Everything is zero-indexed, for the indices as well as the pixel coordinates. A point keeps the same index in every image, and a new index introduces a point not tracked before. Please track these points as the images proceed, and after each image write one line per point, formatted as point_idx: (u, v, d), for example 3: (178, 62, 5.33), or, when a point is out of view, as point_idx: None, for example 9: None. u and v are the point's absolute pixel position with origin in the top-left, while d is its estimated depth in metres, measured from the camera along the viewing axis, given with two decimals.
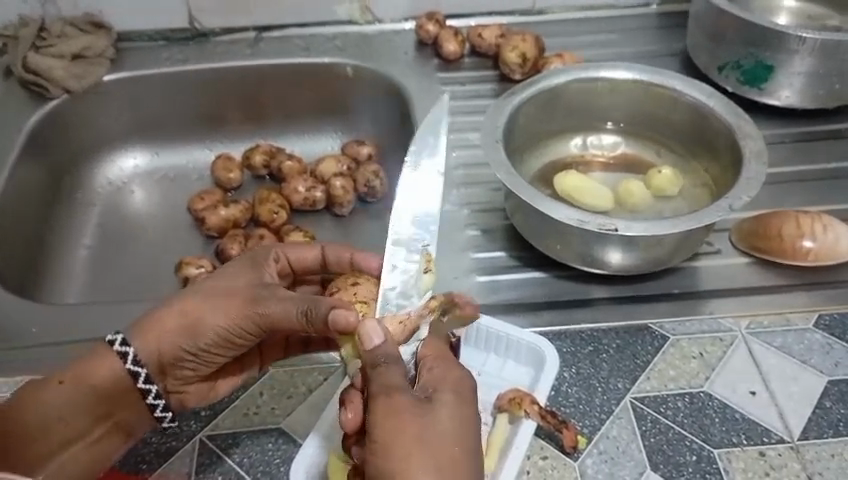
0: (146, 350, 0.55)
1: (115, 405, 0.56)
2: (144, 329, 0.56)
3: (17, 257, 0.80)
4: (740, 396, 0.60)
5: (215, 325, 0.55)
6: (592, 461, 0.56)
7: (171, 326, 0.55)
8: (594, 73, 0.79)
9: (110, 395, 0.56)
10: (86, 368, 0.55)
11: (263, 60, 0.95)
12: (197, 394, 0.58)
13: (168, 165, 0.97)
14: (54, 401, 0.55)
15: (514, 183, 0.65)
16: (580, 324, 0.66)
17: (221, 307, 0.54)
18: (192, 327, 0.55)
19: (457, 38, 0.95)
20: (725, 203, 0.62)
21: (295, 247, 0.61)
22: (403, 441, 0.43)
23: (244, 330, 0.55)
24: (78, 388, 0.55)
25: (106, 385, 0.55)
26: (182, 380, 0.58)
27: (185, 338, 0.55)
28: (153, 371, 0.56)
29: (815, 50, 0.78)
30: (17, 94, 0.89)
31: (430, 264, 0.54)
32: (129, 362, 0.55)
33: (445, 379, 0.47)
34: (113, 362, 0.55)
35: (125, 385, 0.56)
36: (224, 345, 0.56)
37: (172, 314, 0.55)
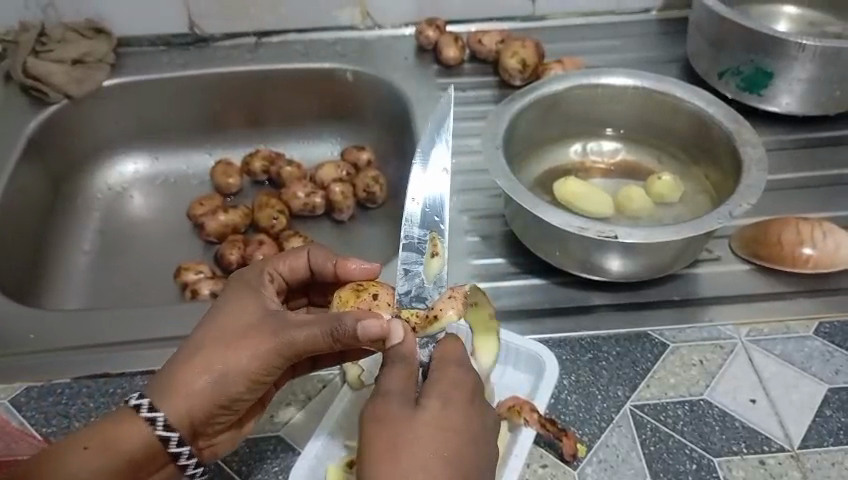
0: (177, 417, 0.51)
1: (145, 469, 0.52)
2: (166, 391, 0.51)
3: (17, 263, 0.80)
4: (740, 404, 0.60)
5: (244, 371, 0.50)
6: (592, 469, 0.56)
7: (195, 383, 0.51)
8: (594, 79, 0.79)
9: (140, 462, 0.51)
10: (115, 434, 0.51)
11: (263, 66, 0.95)
12: (229, 442, 0.55)
13: (168, 170, 0.97)
14: (81, 470, 0.50)
15: (513, 189, 0.65)
16: (580, 331, 0.66)
17: (241, 350, 0.50)
18: (219, 383, 0.51)
19: (457, 43, 0.95)
20: (724, 210, 0.62)
21: (284, 258, 0.58)
22: (381, 447, 0.43)
23: (273, 368, 0.51)
24: (103, 456, 0.51)
25: (136, 453, 0.51)
26: (214, 433, 0.54)
27: (214, 393, 0.51)
28: (186, 435, 0.52)
29: (816, 57, 0.78)
30: (17, 99, 0.89)
31: (438, 248, 0.52)
32: (159, 428, 0.51)
33: (445, 385, 0.47)
34: (140, 428, 0.51)
35: (155, 448, 0.51)
36: (252, 389, 0.52)
37: (197, 369, 0.51)
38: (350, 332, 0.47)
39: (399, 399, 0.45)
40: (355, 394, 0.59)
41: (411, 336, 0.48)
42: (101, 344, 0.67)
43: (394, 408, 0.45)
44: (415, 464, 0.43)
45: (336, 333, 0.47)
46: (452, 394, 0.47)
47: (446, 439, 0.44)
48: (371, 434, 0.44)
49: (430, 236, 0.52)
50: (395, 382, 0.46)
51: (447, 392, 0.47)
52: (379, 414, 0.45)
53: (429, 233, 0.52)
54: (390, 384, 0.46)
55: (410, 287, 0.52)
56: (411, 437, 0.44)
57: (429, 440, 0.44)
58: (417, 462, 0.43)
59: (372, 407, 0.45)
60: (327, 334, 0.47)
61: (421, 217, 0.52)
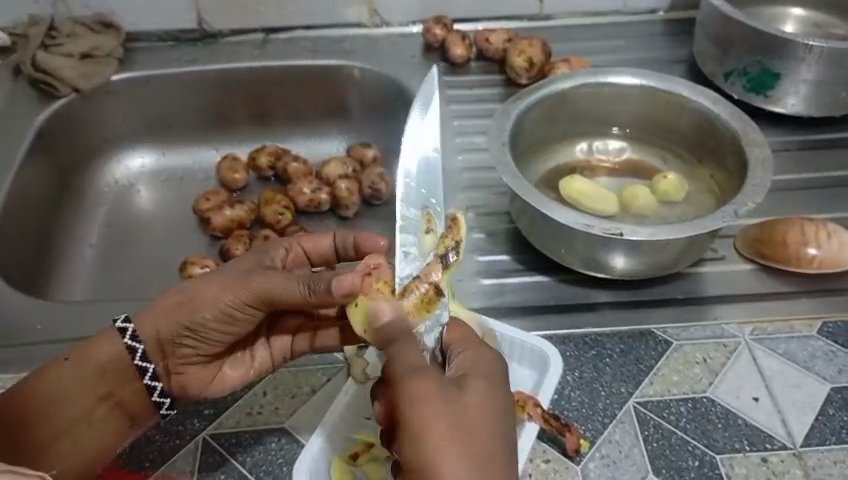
0: (147, 328, 0.56)
1: (116, 384, 0.57)
2: (147, 309, 0.56)
3: (24, 255, 0.80)
4: (743, 402, 0.60)
5: (216, 302, 0.55)
6: (594, 465, 0.56)
7: (171, 300, 0.56)
8: (601, 78, 0.79)
9: (110, 373, 0.56)
10: (88, 345, 0.56)
11: (271, 62, 0.95)
12: (201, 380, 0.59)
13: (175, 165, 0.98)
14: (59, 378, 0.55)
15: (518, 186, 0.66)
16: (584, 328, 0.66)
17: (222, 285, 0.55)
18: (194, 306, 0.55)
19: (464, 42, 0.95)
20: (729, 209, 0.62)
21: (311, 239, 0.61)
22: (433, 428, 0.42)
23: (247, 307, 0.56)
24: (80, 368, 0.56)
25: (106, 362, 0.56)
26: (185, 362, 0.58)
27: (182, 314, 0.55)
28: (153, 349, 0.56)
29: (822, 58, 0.78)
30: (26, 93, 0.89)
31: (433, 225, 0.52)
32: (127, 337, 0.56)
33: (477, 365, 0.47)
34: (113, 341, 0.56)
35: (123, 360, 0.56)
36: (226, 326, 0.57)
37: (175, 293, 0.56)
38: (323, 289, 0.51)
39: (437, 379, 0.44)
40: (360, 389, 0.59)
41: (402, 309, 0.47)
42: None
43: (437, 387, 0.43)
44: (471, 445, 0.42)
45: (311, 289, 0.52)
46: (489, 374, 0.46)
47: (491, 417, 0.44)
48: (416, 417, 0.42)
49: (424, 213, 0.51)
50: (414, 358, 0.45)
51: (482, 372, 0.46)
52: (421, 395, 0.43)
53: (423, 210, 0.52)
54: (412, 360, 0.45)
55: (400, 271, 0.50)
56: (458, 423, 0.42)
57: (478, 421, 0.43)
58: (470, 442, 0.42)
59: (405, 389, 0.43)
60: (303, 288, 0.52)
61: (415, 196, 0.51)
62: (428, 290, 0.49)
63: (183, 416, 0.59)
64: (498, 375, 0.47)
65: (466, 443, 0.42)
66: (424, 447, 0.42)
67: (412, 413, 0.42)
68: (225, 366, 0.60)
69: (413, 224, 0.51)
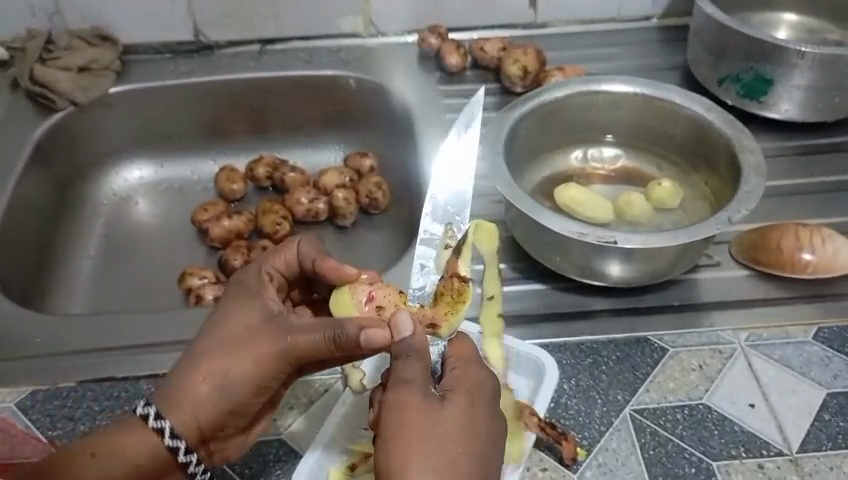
0: (184, 424, 0.53)
1: (157, 478, 0.54)
2: (175, 400, 0.53)
3: (23, 269, 0.80)
4: (739, 408, 0.60)
5: (247, 378, 0.52)
6: (591, 473, 0.56)
7: (200, 387, 0.52)
8: (595, 86, 0.79)
9: (147, 470, 0.53)
10: (120, 443, 0.53)
11: (268, 73, 0.96)
12: (239, 446, 0.56)
13: (173, 176, 0.98)
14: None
15: (513, 195, 0.66)
16: (580, 336, 0.66)
17: (246, 358, 0.52)
18: (225, 388, 0.52)
19: (459, 51, 0.96)
20: (723, 216, 0.63)
21: (278, 254, 0.58)
22: (405, 438, 0.43)
23: (278, 373, 0.53)
24: (109, 462, 0.52)
25: (142, 460, 0.53)
26: (223, 437, 0.55)
27: (218, 399, 0.53)
28: (194, 441, 0.53)
29: (815, 64, 0.79)
30: (24, 107, 0.90)
31: (452, 240, 0.54)
32: (154, 424, 0.52)
33: (464, 381, 0.48)
34: (147, 436, 0.53)
35: (160, 457, 0.53)
36: (257, 395, 0.54)
37: (199, 376, 0.52)
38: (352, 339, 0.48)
39: (421, 392, 0.45)
40: (357, 398, 0.59)
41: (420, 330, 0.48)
42: (104, 349, 0.67)
43: (418, 401, 0.45)
44: (439, 460, 0.43)
45: (335, 339, 0.49)
46: (478, 393, 0.47)
47: (467, 435, 0.45)
48: (394, 426, 0.44)
49: (446, 230, 0.54)
50: (413, 371, 0.46)
51: (467, 389, 0.47)
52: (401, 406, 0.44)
53: (446, 227, 0.54)
54: (409, 375, 0.46)
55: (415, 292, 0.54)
56: (433, 437, 0.43)
57: (452, 436, 0.44)
58: (439, 457, 0.43)
59: (392, 397, 0.45)
60: (328, 336, 0.49)
61: (441, 214, 0.55)
62: (453, 284, 0.53)
63: None
64: (482, 394, 0.47)
65: (434, 458, 0.43)
66: (392, 453, 0.43)
67: (389, 421, 0.44)
68: (255, 422, 0.57)
69: (433, 238, 0.54)
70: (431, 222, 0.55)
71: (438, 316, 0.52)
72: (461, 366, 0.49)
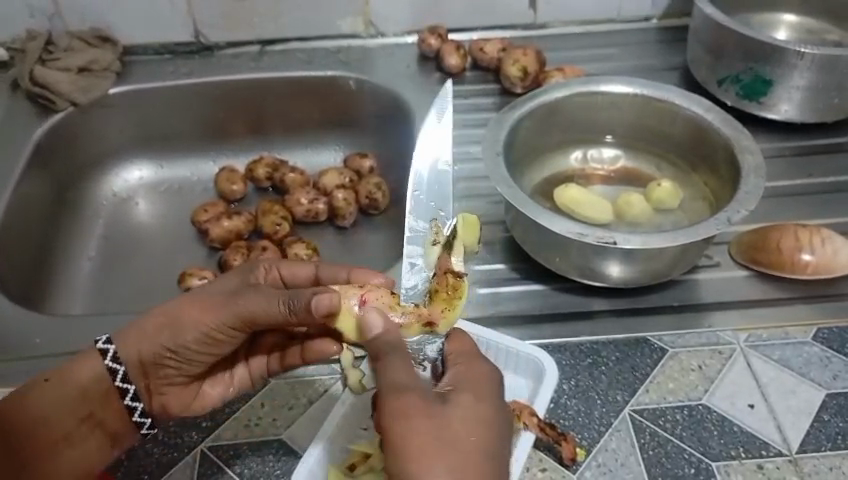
0: (126, 351, 0.57)
1: (98, 406, 0.58)
2: (129, 332, 0.57)
3: (23, 269, 0.80)
4: (738, 409, 0.60)
5: (198, 325, 0.55)
6: (590, 474, 0.56)
7: (150, 323, 0.56)
8: (595, 87, 0.80)
9: (93, 394, 0.57)
10: (71, 367, 0.57)
11: (267, 74, 0.96)
12: (180, 401, 0.59)
13: (173, 177, 0.99)
14: (38, 404, 0.56)
15: (513, 195, 0.66)
16: (580, 337, 0.66)
17: (200, 304, 0.55)
18: (172, 329, 0.56)
19: (459, 51, 0.96)
20: (723, 216, 0.63)
21: (292, 265, 0.59)
22: (417, 439, 0.43)
23: (225, 327, 0.55)
24: (58, 389, 0.56)
25: (88, 384, 0.57)
26: (166, 382, 0.59)
27: (164, 338, 0.56)
28: (133, 372, 0.57)
29: (814, 64, 0.79)
30: (24, 108, 0.90)
31: (439, 236, 0.54)
32: (108, 360, 0.57)
33: (463, 379, 0.48)
34: (95, 362, 0.57)
35: (105, 383, 0.57)
36: (207, 346, 0.57)
37: (157, 316, 0.56)
38: (304, 304, 0.49)
39: (422, 393, 0.45)
40: (357, 398, 0.59)
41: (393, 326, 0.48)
42: None
43: (420, 402, 0.44)
44: (453, 460, 0.42)
45: (292, 307, 0.50)
46: (480, 389, 0.47)
47: (478, 430, 0.44)
48: (403, 429, 0.43)
49: (432, 225, 0.55)
50: (407, 373, 0.46)
51: (470, 387, 0.47)
52: (410, 411, 0.44)
53: (430, 222, 0.55)
54: (404, 375, 0.46)
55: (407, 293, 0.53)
56: (443, 436, 0.43)
57: (462, 433, 0.44)
58: (457, 457, 0.43)
59: (393, 401, 0.44)
60: (283, 307, 0.50)
61: (423, 209, 0.55)
62: (446, 279, 0.51)
63: (181, 428, 0.60)
64: (483, 390, 0.47)
65: (452, 458, 0.42)
66: (408, 457, 0.42)
67: (398, 427, 0.43)
68: (206, 384, 0.61)
69: (419, 235, 0.54)
70: (414, 218, 0.55)
71: (435, 314, 0.51)
72: (456, 367, 0.49)
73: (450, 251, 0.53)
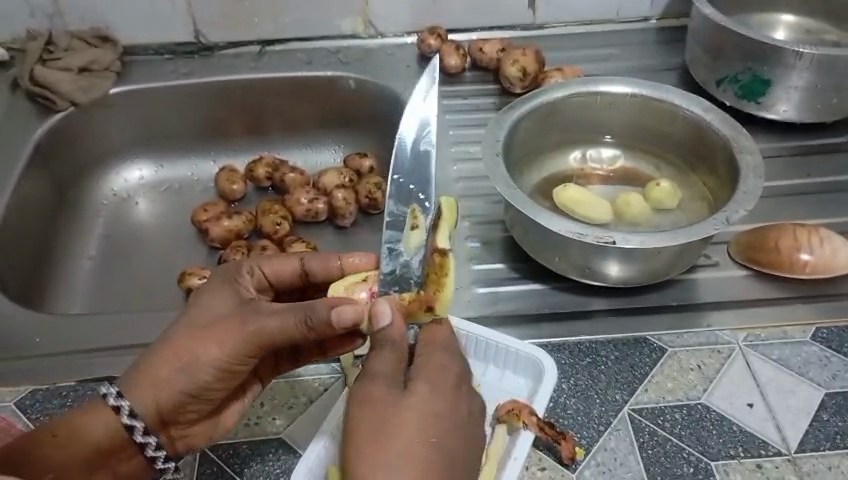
0: (143, 405, 0.53)
1: (113, 457, 0.55)
2: (135, 383, 0.53)
3: (24, 269, 0.81)
4: (737, 408, 0.60)
5: (212, 363, 0.53)
6: (589, 473, 0.56)
7: (160, 372, 0.53)
8: (593, 87, 0.80)
9: (106, 448, 0.54)
10: (80, 423, 0.54)
11: (267, 74, 0.96)
12: (204, 435, 0.57)
13: (173, 177, 0.99)
14: (50, 465, 0.53)
15: (512, 195, 0.66)
16: (579, 336, 0.67)
17: (211, 341, 0.52)
18: (186, 372, 0.53)
19: (458, 52, 0.96)
20: (721, 216, 0.63)
21: (274, 262, 0.58)
22: (366, 432, 0.44)
23: (243, 359, 0.53)
24: (72, 447, 0.53)
25: (102, 440, 0.54)
26: (186, 423, 0.56)
27: (179, 383, 0.53)
28: (152, 424, 0.54)
29: (812, 65, 0.79)
30: (24, 107, 0.90)
31: (418, 221, 0.54)
32: (124, 414, 0.53)
33: (432, 368, 0.48)
34: (108, 416, 0.54)
35: (118, 436, 0.54)
36: (223, 379, 0.55)
37: (163, 361, 0.53)
38: (324, 320, 0.48)
39: (386, 385, 0.46)
40: None
41: (398, 318, 0.49)
42: (104, 348, 0.67)
43: (380, 394, 0.45)
44: (397, 453, 0.43)
45: (308, 324, 0.49)
46: (441, 381, 0.47)
47: (431, 424, 0.44)
48: (359, 422, 0.44)
49: (411, 210, 0.54)
50: (386, 364, 0.47)
51: (432, 378, 0.47)
52: (369, 400, 0.45)
53: (410, 207, 0.55)
54: (380, 367, 0.47)
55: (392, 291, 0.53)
56: (392, 429, 0.44)
57: (414, 427, 0.44)
58: (402, 449, 0.43)
59: (359, 394, 0.46)
60: (299, 320, 0.49)
61: (400, 193, 0.55)
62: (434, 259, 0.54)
63: None
64: (445, 383, 0.47)
65: (396, 448, 0.43)
66: (360, 452, 0.43)
67: (356, 413, 0.45)
68: (222, 409, 0.59)
69: (398, 220, 0.54)
70: (393, 203, 0.55)
71: (432, 298, 0.52)
72: (428, 354, 0.49)
73: (434, 235, 0.56)
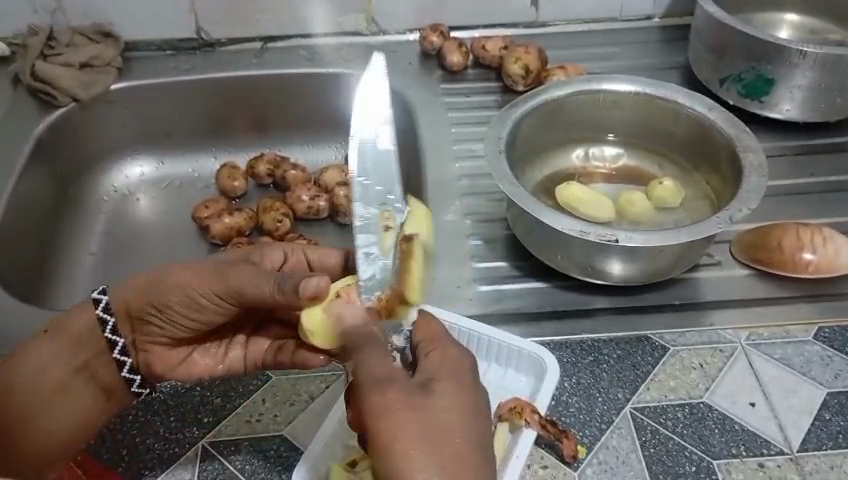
0: (117, 301, 0.60)
1: (91, 357, 0.61)
2: (122, 286, 0.60)
3: (24, 264, 0.80)
4: (739, 407, 0.60)
5: (183, 287, 0.57)
6: (592, 471, 0.56)
7: (142, 278, 0.59)
8: (596, 85, 0.80)
9: (84, 344, 0.61)
10: (65, 319, 0.60)
11: (269, 70, 0.96)
12: (164, 361, 0.62)
13: (174, 174, 0.99)
14: (37, 355, 0.60)
15: (514, 193, 0.66)
16: (581, 334, 0.67)
17: (191, 269, 0.57)
18: (161, 289, 0.58)
19: (460, 49, 0.95)
20: (725, 215, 0.63)
21: (318, 252, 0.62)
22: (405, 437, 0.43)
23: (209, 293, 0.57)
24: (56, 341, 0.60)
25: (81, 336, 0.60)
26: (152, 341, 0.62)
27: (151, 294, 0.58)
28: (120, 321, 0.60)
29: (816, 64, 0.79)
30: (26, 103, 0.89)
31: (391, 222, 0.50)
32: (100, 310, 0.60)
33: (442, 368, 0.47)
34: (88, 316, 0.60)
35: (96, 333, 0.61)
36: (190, 309, 0.59)
37: (149, 270, 0.59)
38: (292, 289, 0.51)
39: (407, 384, 0.45)
40: None
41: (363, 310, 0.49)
42: None
43: (406, 395, 0.44)
44: (442, 453, 0.42)
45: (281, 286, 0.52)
46: (457, 375, 0.47)
47: (463, 423, 0.44)
48: (390, 428, 0.43)
49: (381, 212, 0.50)
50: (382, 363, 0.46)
51: (448, 373, 0.47)
52: (392, 406, 0.43)
53: (379, 208, 0.50)
54: (382, 369, 0.45)
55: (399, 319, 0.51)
56: (429, 430, 0.43)
57: (450, 424, 0.44)
58: (442, 449, 0.42)
59: (378, 399, 0.44)
60: (273, 285, 0.52)
61: (372, 195, 0.49)
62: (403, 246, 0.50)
63: (182, 424, 0.60)
64: (463, 377, 0.47)
65: (439, 451, 0.42)
66: (402, 458, 0.42)
67: (386, 420, 0.43)
68: (196, 352, 0.63)
69: (369, 223, 0.49)
70: (363, 206, 0.49)
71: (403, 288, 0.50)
72: (432, 357, 0.48)
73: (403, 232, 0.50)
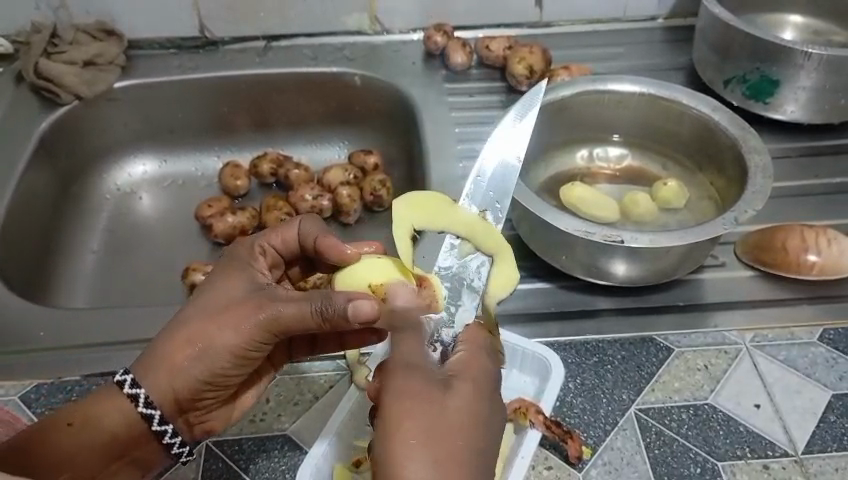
0: (158, 392, 0.52)
1: (130, 446, 0.54)
2: (153, 368, 0.52)
3: (27, 264, 0.80)
4: (744, 409, 0.60)
5: (229, 348, 0.52)
6: (596, 472, 0.56)
7: (181, 357, 0.52)
8: (602, 85, 0.79)
9: (122, 438, 0.53)
10: (98, 408, 0.53)
11: (272, 69, 0.95)
12: (222, 418, 0.57)
13: (176, 172, 0.99)
14: (63, 447, 0.52)
15: (518, 192, 0.66)
16: (585, 335, 0.66)
17: (226, 327, 0.51)
18: (204, 356, 0.52)
19: (465, 49, 0.96)
20: (730, 216, 0.62)
21: (279, 232, 0.57)
22: (406, 426, 0.42)
23: (258, 343, 0.52)
24: (88, 432, 0.52)
25: (118, 428, 0.53)
26: (204, 409, 0.56)
27: (197, 369, 0.52)
28: (167, 410, 0.53)
29: (820, 66, 0.79)
30: (28, 101, 0.89)
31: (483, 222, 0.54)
32: (140, 405, 0.52)
33: (467, 368, 0.46)
34: (123, 404, 0.53)
35: (137, 426, 0.53)
36: (240, 364, 0.53)
37: (180, 346, 0.52)
38: (340, 313, 0.46)
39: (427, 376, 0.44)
40: (363, 394, 0.58)
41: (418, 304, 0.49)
42: (107, 343, 0.67)
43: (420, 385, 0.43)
44: (439, 453, 0.41)
45: (323, 312, 0.47)
46: (483, 383, 0.45)
47: (471, 430, 0.43)
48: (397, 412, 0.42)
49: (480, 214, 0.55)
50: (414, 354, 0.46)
51: (472, 377, 0.45)
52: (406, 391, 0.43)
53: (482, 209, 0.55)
54: (411, 356, 0.45)
55: (452, 313, 0.52)
56: (430, 424, 0.42)
57: (454, 428, 0.42)
58: (443, 446, 0.41)
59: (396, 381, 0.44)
60: (316, 312, 0.47)
61: (481, 197, 0.56)
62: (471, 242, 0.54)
63: None
64: (485, 387, 0.45)
65: (438, 450, 0.41)
66: (396, 444, 0.41)
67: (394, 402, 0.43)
68: (241, 393, 0.59)
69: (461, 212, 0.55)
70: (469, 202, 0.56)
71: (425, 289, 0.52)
72: (464, 355, 0.47)
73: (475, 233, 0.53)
